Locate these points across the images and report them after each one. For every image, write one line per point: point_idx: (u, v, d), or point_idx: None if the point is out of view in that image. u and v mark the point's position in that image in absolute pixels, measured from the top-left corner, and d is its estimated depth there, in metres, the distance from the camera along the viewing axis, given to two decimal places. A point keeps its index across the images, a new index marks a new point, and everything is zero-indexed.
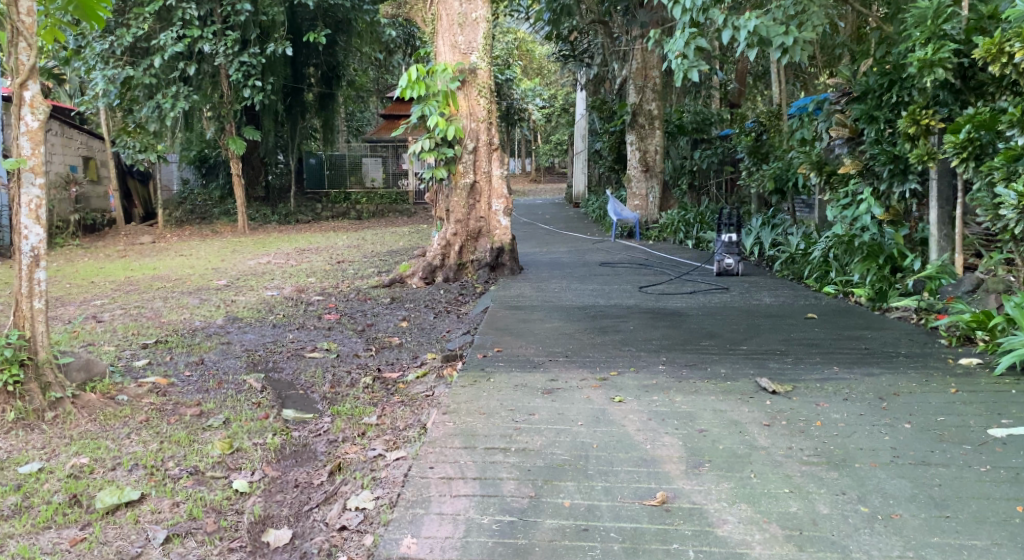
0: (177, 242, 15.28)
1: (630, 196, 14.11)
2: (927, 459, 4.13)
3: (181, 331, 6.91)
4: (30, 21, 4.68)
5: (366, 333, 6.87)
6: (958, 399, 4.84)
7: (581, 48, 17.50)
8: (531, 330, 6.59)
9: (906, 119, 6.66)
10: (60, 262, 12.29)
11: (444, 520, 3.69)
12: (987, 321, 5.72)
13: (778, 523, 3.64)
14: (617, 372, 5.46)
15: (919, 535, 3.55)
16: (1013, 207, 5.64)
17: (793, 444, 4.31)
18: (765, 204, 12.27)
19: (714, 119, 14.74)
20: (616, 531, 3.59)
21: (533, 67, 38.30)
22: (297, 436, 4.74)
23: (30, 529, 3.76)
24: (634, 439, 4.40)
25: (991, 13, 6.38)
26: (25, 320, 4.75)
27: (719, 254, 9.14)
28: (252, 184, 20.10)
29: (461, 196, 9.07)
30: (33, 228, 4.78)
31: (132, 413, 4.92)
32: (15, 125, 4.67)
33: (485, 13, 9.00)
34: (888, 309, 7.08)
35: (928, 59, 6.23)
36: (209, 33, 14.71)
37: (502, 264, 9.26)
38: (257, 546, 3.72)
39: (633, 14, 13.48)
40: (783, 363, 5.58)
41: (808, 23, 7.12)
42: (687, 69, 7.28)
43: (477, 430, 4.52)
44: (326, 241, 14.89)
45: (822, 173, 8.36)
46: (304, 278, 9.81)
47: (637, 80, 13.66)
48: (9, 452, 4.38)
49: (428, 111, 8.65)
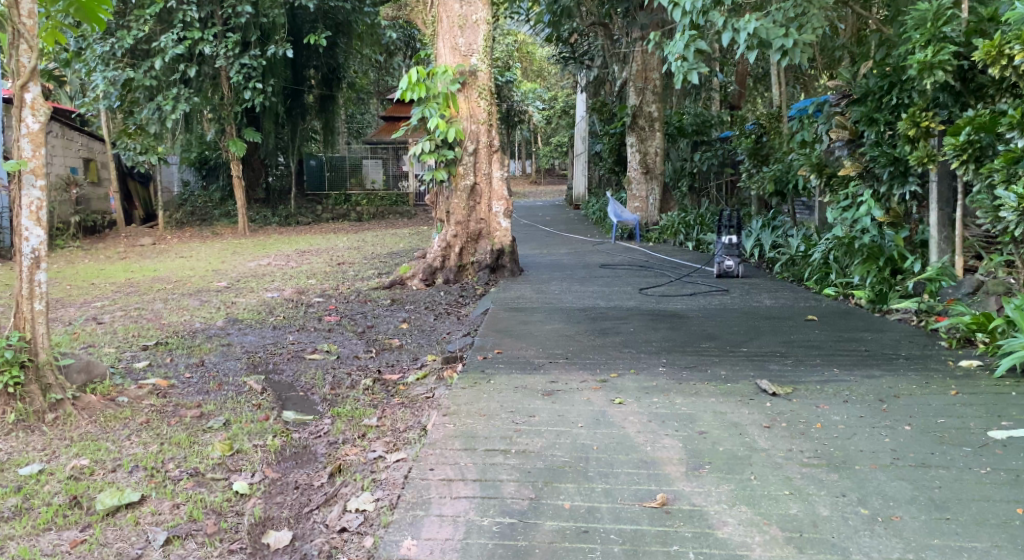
0: (177, 244, 15.28)
1: (630, 198, 14.13)
2: (926, 461, 4.13)
3: (181, 332, 6.91)
4: (32, 23, 4.69)
5: (366, 335, 6.87)
6: (959, 402, 4.84)
7: (581, 50, 17.51)
8: (531, 332, 6.59)
9: (906, 121, 6.72)
10: (61, 263, 12.29)
11: (444, 522, 3.69)
12: (987, 324, 5.73)
13: (778, 525, 3.64)
14: (617, 374, 5.45)
15: (919, 536, 3.55)
16: (1013, 209, 5.66)
17: (793, 446, 4.32)
18: (765, 206, 12.28)
19: (715, 121, 14.74)
20: (617, 533, 3.60)
21: (534, 70, 38.30)
22: (297, 438, 4.73)
23: (30, 531, 3.76)
24: (634, 441, 4.40)
25: (991, 15, 6.36)
26: (25, 322, 4.76)
27: (719, 256, 9.14)
28: (252, 186, 20.08)
29: (461, 198, 9.08)
30: (34, 230, 4.78)
31: (132, 415, 4.92)
32: (16, 127, 4.67)
33: (485, 15, 9.01)
34: (889, 311, 7.09)
35: (928, 61, 6.24)
36: (209, 35, 14.73)
37: (502, 266, 9.27)
38: (257, 548, 3.72)
39: (633, 16, 13.49)
40: (783, 365, 5.58)
41: (808, 25, 7.11)
42: (687, 71, 7.29)
43: (478, 432, 4.52)
44: (327, 242, 14.90)
45: (822, 175, 8.37)
46: (304, 280, 9.81)
47: (638, 82, 13.67)
48: (9, 454, 4.38)
49: (429, 113, 8.67)
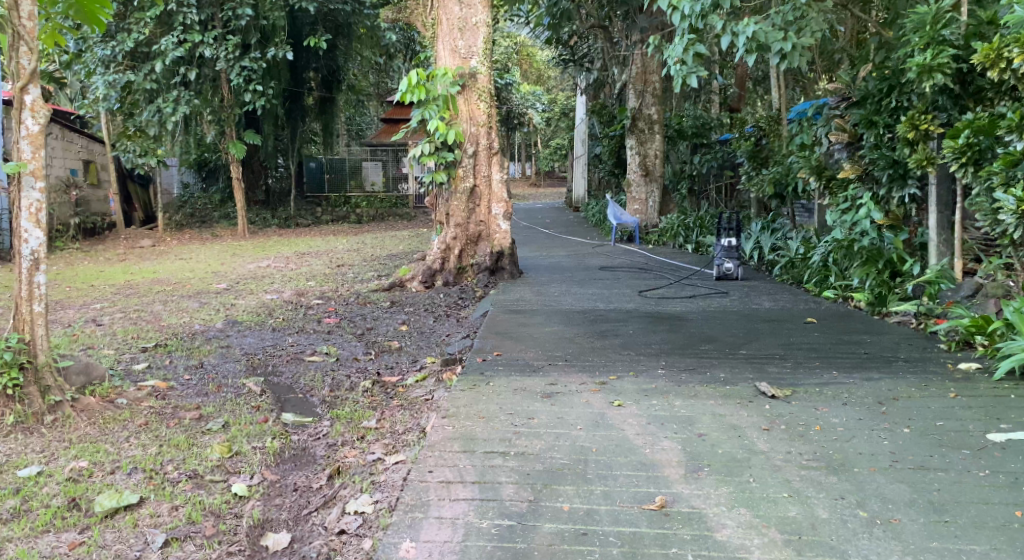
0: (177, 246, 15.29)
1: (630, 201, 14.12)
2: (926, 463, 4.13)
3: (181, 334, 6.92)
4: (32, 26, 4.70)
5: (366, 337, 6.87)
6: (957, 404, 4.84)
7: (581, 52, 17.42)
8: (531, 334, 6.60)
9: (904, 124, 6.73)
10: (61, 265, 12.32)
11: (444, 524, 3.69)
12: (986, 327, 5.72)
13: (777, 527, 3.64)
14: (617, 376, 5.46)
15: (918, 539, 3.55)
16: (1012, 212, 5.66)
17: (793, 449, 4.31)
18: (765, 208, 12.30)
19: (714, 124, 14.74)
20: (615, 536, 3.59)
21: (532, 73, 38.30)
22: (296, 440, 4.74)
23: (29, 533, 3.76)
24: (634, 444, 4.40)
25: (990, 19, 6.39)
26: (25, 323, 4.76)
27: (719, 258, 9.15)
28: (252, 188, 20.01)
29: (461, 200, 9.07)
30: (33, 231, 4.78)
31: (131, 417, 4.92)
32: (15, 129, 4.67)
33: (486, 18, 9.03)
34: (888, 313, 7.08)
35: (927, 64, 6.25)
36: (210, 37, 14.71)
37: (502, 268, 9.29)
38: (256, 549, 3.72)
39: (633, 18, 13.52)
40: (782, 368, 5.58)
41: (807, 28, 7.11)
42: (687, 75, 7.29)
43: (477, 434, 4.52)
44: (327, 244, 14.92)
45: (822, 177, 8.39)
46: (304, 282, 9.81)
47: (637, 85, 13.71)
48: (9, 456, 4.38)
49: (429, 115, 8.69)
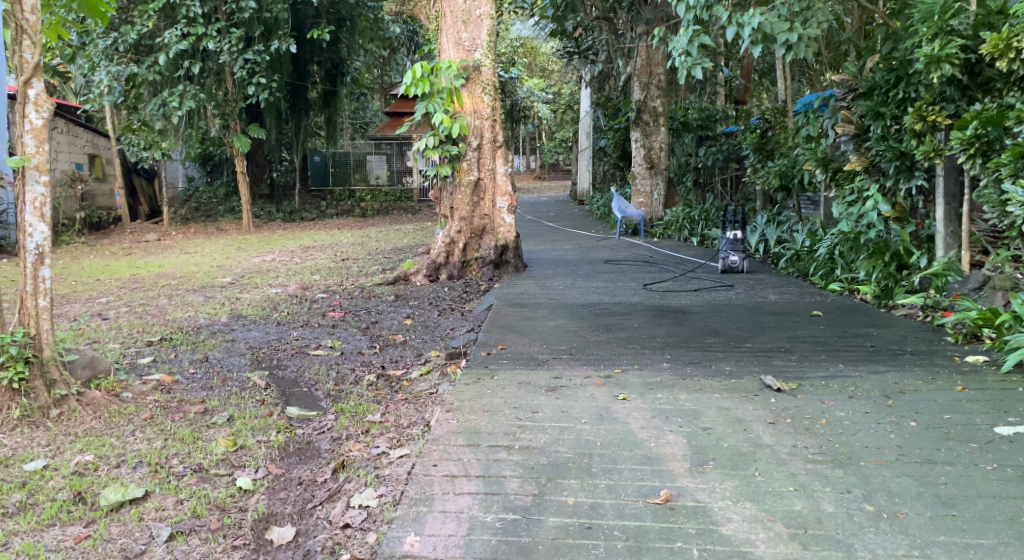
0: (181, 241, 15.26)
1: (635, 193, 14.09)
2: (932, 457, 4.11)
3: (185, 329, 6.90)
4: (34, 19, 4.65)
5: (370, 331, 6.85)
6: (964, 398, 4.81)
7: (585, 45, 17.39)
8: (535, 328, 6.58)
9: (912, 116, 6.66)
10: (66, 259, 12.26)
11: (448, 518, 3.68)
12: (994, 319, 5.69)
13: (782, 521, 3.62)
14: (621, 370, 5.43)
15: (925, 533, 3.53)
16: (1021, 204, 5.58)
17: (799, 443, 4.30)
18: (771, 201, 12.24)
19: (720, 116, 14.67)
20: (620, 530, 3.58)
21: (536, 66, 38.20)
22: (301, 433, 4.72)
23: (35, 526, 3.76)
24: (638, 438, 4.38)
25: (1000, 8, 6.34)
26: (30, 318, 4.76)
27: (724, 251, 9.10)
28: (256, 181, 20.17)
29: (466, 193, 9.08)
30: (38, 226, 4.76)
31: (136, 411, 4.92)
32: (20, 123, 4.65)
33: (489, 10, 8.96)
34: (894, 306, 7.02)
35: (936, 54, 6.19)
36: (214, 30, 14.71)
37: (507, 262, 9.21)
38: (261, 543, 3.71)
39: (639, 10, 13.43)
40: (787, 361, 5.55)
41: (813, 19, 7.05)
42: (691, 66, 7.20)
43: (481, 428, 4.51)
44: (332, 239, 14.88)
45: (827, 169, 8.35)
46: (309, 276, 9.78)
47: (642, 77, 13.56)
48: (14, 450, 4.37)
49: (433, 108, 8.64)
